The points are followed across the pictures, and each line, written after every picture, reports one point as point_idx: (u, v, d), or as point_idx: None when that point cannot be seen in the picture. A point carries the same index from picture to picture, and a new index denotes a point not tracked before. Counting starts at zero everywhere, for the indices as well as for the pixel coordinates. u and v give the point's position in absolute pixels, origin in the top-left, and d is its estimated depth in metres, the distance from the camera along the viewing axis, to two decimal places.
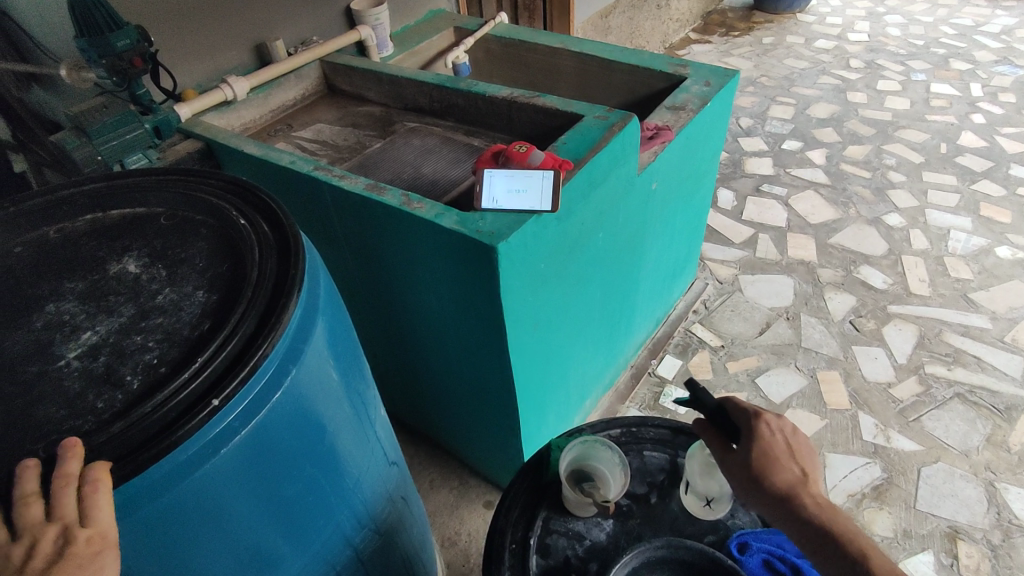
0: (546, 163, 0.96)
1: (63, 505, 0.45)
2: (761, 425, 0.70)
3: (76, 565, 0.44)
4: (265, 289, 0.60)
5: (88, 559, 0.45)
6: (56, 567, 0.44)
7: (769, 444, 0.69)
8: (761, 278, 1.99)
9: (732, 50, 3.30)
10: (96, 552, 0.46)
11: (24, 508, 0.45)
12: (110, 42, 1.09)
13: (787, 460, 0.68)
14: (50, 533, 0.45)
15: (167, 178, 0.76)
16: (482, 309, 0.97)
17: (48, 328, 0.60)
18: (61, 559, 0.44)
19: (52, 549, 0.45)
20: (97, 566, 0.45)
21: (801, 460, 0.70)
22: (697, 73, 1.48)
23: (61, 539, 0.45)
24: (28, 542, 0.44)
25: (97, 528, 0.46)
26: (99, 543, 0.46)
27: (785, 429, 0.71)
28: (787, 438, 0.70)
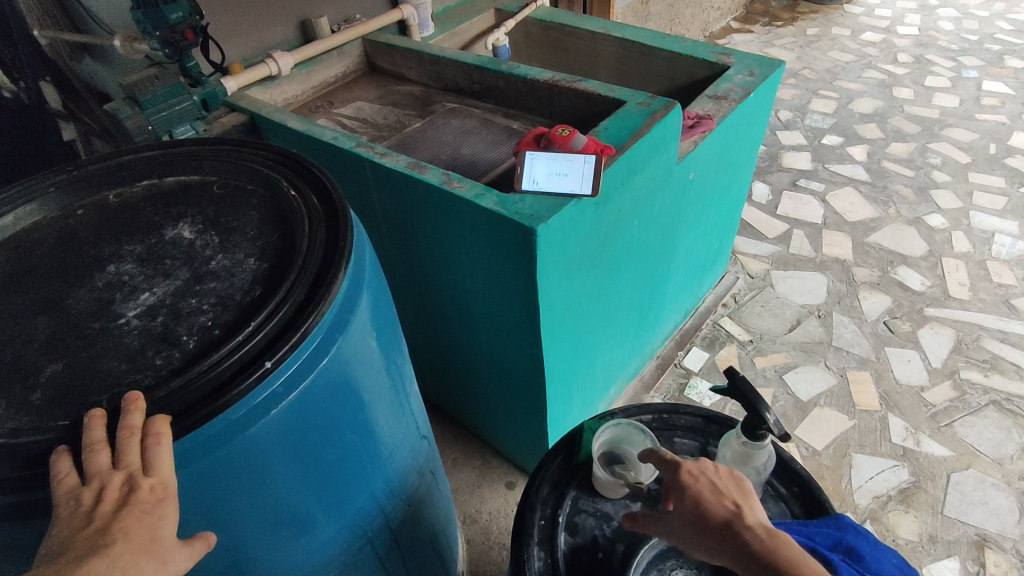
0: (588, 147, 0.95)
1: (128, 454, 0.48)
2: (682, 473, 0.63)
3: (141, 510, 0.47)
4: (315, 259, 0.62)
5: (151, 507, 0.48)
6: (122, 512, 0.47)
7: (694, 490, 0.62)
8: (794, 274, 1.96)
9: (774, 41, 3.22)
10: (158, 501, 0.48)
11: (91, 455, 0.47)
12: (164, 14, 1.11)
13: (716, 498, 0.61)
14: (117, 480, 0.47)
15: (219, 148, 0.78)
16: (517, 290, 0.97)
17: (109, 288, 0.62)
18: (127, 505, 0.47)
19: (119, 495, 0.47)
20: (159, 514, 0.48)
21: (735, 494, 0.61)
22: (741, 62, 1.46)
23: (126, 487, 0.48)
24: (96, 486, 0.47)
25: (159, 478, 0.48)
26: (160, 492, 0.48)
27: (708, 469, 0.64)
28: (717, 480, 0.63)
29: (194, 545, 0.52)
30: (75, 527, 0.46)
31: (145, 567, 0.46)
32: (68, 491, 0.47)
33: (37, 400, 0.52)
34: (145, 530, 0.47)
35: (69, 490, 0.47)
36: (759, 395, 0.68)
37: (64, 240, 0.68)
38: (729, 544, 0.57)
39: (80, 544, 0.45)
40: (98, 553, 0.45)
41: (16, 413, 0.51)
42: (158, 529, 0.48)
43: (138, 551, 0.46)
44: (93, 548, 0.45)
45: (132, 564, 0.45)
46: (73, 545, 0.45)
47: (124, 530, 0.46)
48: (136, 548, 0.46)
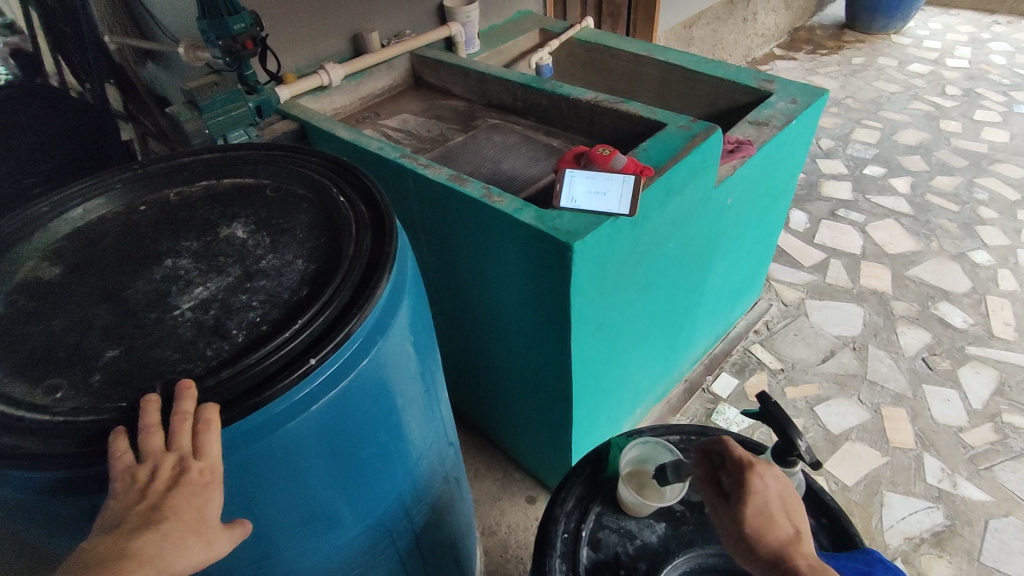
0: (627, 167, 0.96)
1: (180, 438, 0.50)
2: (756, 477, 0.63)
3: (190, 492, 0.50)
4: (360, 264, 0.64)
5: (199, 488, 0.50)
6: (173, 491, 0.49)
7: (762, 500, 0.62)
8: (830, 305, 1.93)
9: (817, 69, 3.19)
10: (205, 483, 0.51)
11: (146, 437, 0.50)
12: (226, 25, 1.17)
13: (781, 517, 0.62)
14: (168, 461, 0.50)
15: (274, 153, 0.82)
16: (549, 304, 0.99)
17: (166, 281, 0.66)
18: (178, 485, 0.50)
19: (170, 475, 0.50)
20: (206, 496, 0.51)
21: (793, 515, 0.63)
22: (784, 89, 1.46)
23: (176, 469, 0.50)
24: (150, 465, 0.50)
25: (208, 462, 0.51)
26: (209, 475, 0.51)
27: (778, 481, 0.64)
28: (780, 495, 0.63)
29: (234, 530, 0.55)
30: (129, 501, 0.49)
31: (192, 545, 0.50)
32: (124, 468, 0.49)
33: (95, 382, 0.56)
34: (193, 511, 0.50)
35: (124, 468, 0.49)
36: (793, 423, 0.67)
37: (126, 234, 0.72)
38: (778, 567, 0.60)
39: (133, 517, 0.48)
40: (152, 526, 0.48)
41: (76, 393, 0.55)
42: (204, 511, 0.51)
43: (187, 529, 0.50)
44: (146, 522, 0.48)
45: (181, 538, 0.49)
46: (129, 517, 0.48)
47: (175, 508, 0.49)
48: (184, 526, 0.49)
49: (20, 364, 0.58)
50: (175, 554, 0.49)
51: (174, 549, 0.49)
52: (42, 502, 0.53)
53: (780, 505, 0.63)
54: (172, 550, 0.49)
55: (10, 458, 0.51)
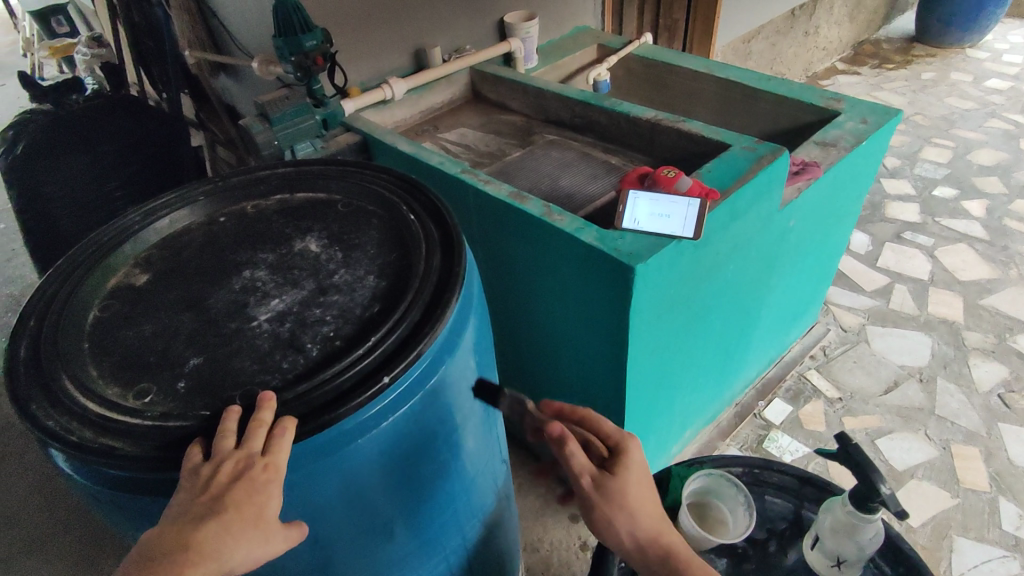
0: (692, 190, 0.94)
1: (250, 438, 0.52)
2: (634, 447, 0.65)
3: (252, 486, 0.50)
4: (431, 283, 0.65)
5: (261, 484, 0.51)
6: (236, 484, 0.50)
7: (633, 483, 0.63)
8: (893, 332, 1.85)
9: (884, 84, 3.08)
10: (268, 481, 0.51)
11: (221, 440, 0.52)
12: (300, 41, 1.21)
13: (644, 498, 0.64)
14: (237, 456, 0.51)
15: (346, 169, 0.84)
16: (607, 325, 0.98)
17: (244, 292, 0.68)
18: (242, 480, 0.50)
19: (235, 470, 0.51)
20: (266, 493, 0.51)
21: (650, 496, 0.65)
22: (853, 109, 1.41)
23: (242, 464, 0.51)
24: (217, 462, 0.51)
25: (273, 458, 0.51)
26: (272, 471, 0.51)
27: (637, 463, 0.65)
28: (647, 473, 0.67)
29: (292, 529, 0.55)
30: (195, 490, 0.50)
31: (251, 539, 0.51)
32: (192, 467, 0.51)
33: (181, 389, 0.58)
34: (254, 506, 0.50)
35: (192, 465, 0.51)
36: (874, 466, 0.63)
37: (208, 244, 0.76)
38: (658, 548, 0.63)
39: (197, 508, 0.49)
40: (213, 517, 0.49)
41: (165, 398, 0.57)
42: (264, 508, 0.51)
43: (246, 523, 0.50)
44: (209, 512, 0.49)
45: (241, 533, 0.50)
46: (194, 507, 0.49)
47: (235, 501, 0.50)
48: (244, 520, 0.50)
49: (111, 369, 0.61)
50: (235, 548, 0.50)
51: (235, 543, 0.50)
52: (130, 501, 0.56)
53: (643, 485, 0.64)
54: (233, 544, 0.49)
55: (105, 458, 0.53)
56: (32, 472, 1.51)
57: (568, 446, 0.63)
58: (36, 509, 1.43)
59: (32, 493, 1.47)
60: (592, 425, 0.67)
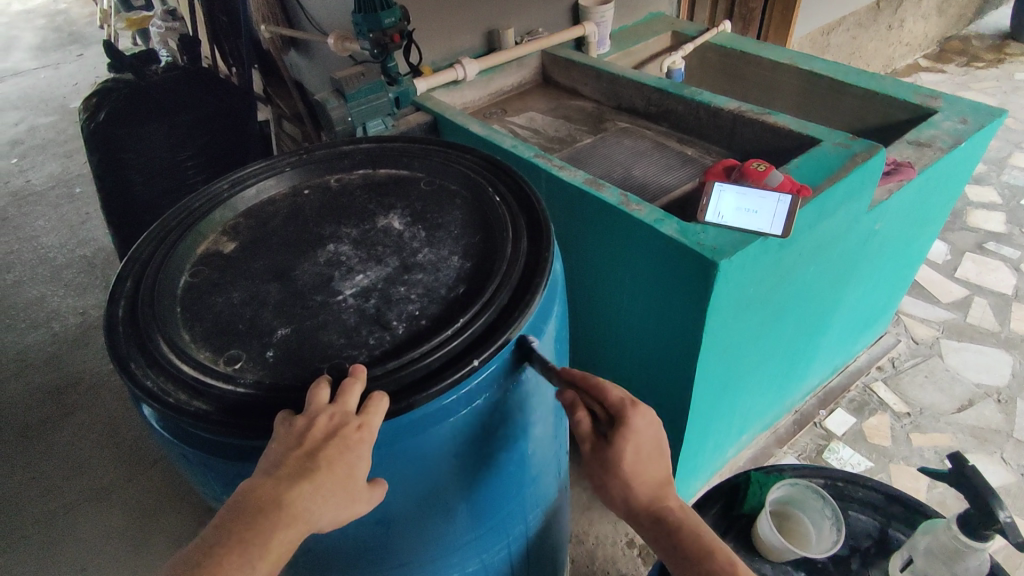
0: (784, 186, 0.90)
1: (346, 395, 0.52)
2: (636, 417, 0.60)
3: (345, 445, 0.50)
4: (518, 268, 0.64)
5: (353, 443, 0.51)
6: (329, 442, 0.50)
7: (640, 440, 0.60)
8: (970, 348, 1.76)
9: (972, 83, 2.89)
10: (358, 442, 0.51)
11: (316, 392, 0.52)
12: (379, 19, 1.21)
13: (647, 458, 0.62)
14: (331, 412, 0.51)
15: (429, 147, 0.83)
16: (681, 321, 0.95)
17: (329, 265, 0.68)
18: (336, 437, 0.50)
19: (330, 426, 0.51)
20: (356, 453, 0.51)
21: (651, 453, 0.62)
22: (952, 108, 1.33)
23: (337, 420, 0.51)
24: (313, 416, 0.51)
25: (366, 419, 0.52)
26: (365, 431, 0.51)
27: (647, 422, 0.61)
28: (655, 438, 0.62)
29: (373, 490, 0.56)
30: (290, 444, 0.50)
31: (338, 498, 0.51)
32: (284, 418, 0.52)
33: (270, 358, 0.59)
34: (344, 466, 0.51)
35: (285, 417, 0.52)
36: (995, 492, 0.64)
37: (293, 216, 0.76)
38: (652, 517, 0.62)
39: (291, 463, 0.49)
40: (306, 477, 0.49)
41: (254, 366, 0.58)
42: (354, 469, 0.51)
43: (336, 484, 0.51)
44: (302, 471, 0.49)
45: (330, 492, 0.50)
46: (288, 461, 0.49)
47: (328, 460, 0.50)
48: (335, 480, 0.50)
49: (201, 334, 0.62)
50: (323, 508, 0.50)
51: (324, 502, 0.50)
52: (222, 465, 0.57)
53: (649, 444, 0.61)
54: (320, 504, 0.50)
55: (198, 421, 0.53)
56: (101, 425, 1.60)
57: (573, 414, 0.61)
58: (106, 459, 1.52)
59: (102, 447, 1.55)
60: (595, 391, 0.60)
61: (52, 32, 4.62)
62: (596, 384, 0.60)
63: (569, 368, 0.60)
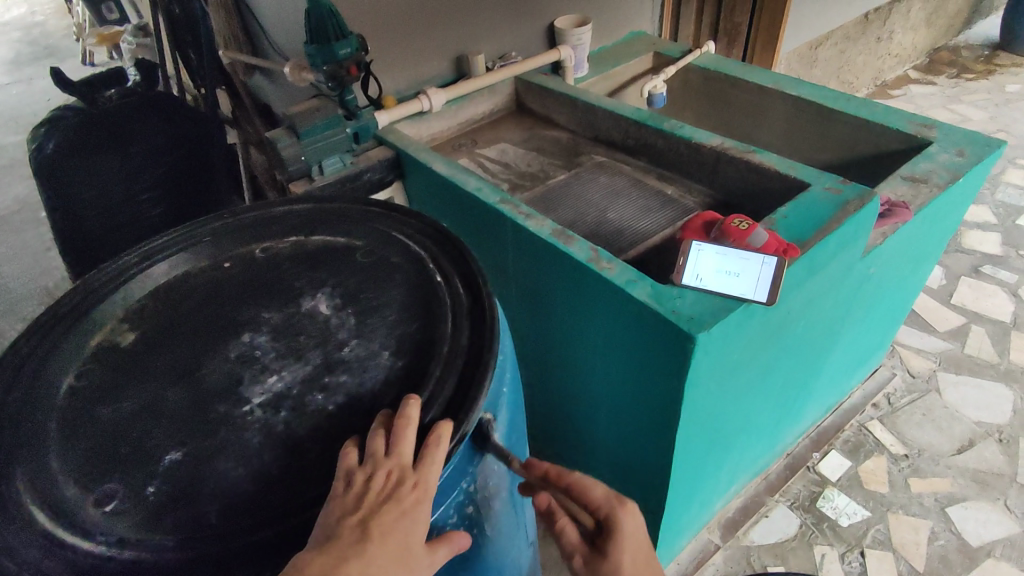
0: (768, 246, 0.81)
1: (402, 443, 0.47)
2: (625, 518, 0.59)
3: (401, 508, 0.45)
4: (455, 371, 0.54)
5: (410, 505, 0.45)
6: (383, 509, 0.44)
7: (632, 542, 0.59)
8: (968, 382, 1.68)
9: (962, 96, 2.82)
10: (416, 503, 0.46)
11: (372, 440, 0.47)
12: (333, 49, 1.11)
13: (645, 564, 0.60)
14: (389, 466, 0.46)
15: (369, 210, 0.73)
16: (656, 391, 0.87)
17: (240, 363, 0.58)
18: (392, 501, 0.45)
19: (385, 485, 0.45)
20: (413, 519, 0.45)
21: (645, 553, 0.61)
22: (947, 138, 1.24)
23: (394, 477, 0.46)
24: (370, 471, 0.46)
25: (424, 476, 0.46)
26: (422, 491, 0.46)
27: (636, 523, 0.60)
28: (647, 540, 0.61)
29: (437, 549, 0.50)
30: (343, 511, 0.44)
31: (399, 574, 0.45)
32: (347, 468, 0.46)
33: (148, 496, 0.49)
34: (400, 536, 0.45)
35: (348, 468, 0.46)
36: None
37: (210, 297, 0.65)
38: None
39: (346, 534, 0.43)
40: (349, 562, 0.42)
41: (129, 510, 0.48)
42: (410, 537, 0.45)
43: (393, 555, 0.44)
44: (352, 548, 0.42)
45: (385, 569, 0.43)
46: (341, 533, 0.43)
47: (381, 530, 0.44)
48: (391, 554, 0.44)
49: (74, 462, 0.51)
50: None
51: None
52: None
53: (643, 545, 0.60)
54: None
55: None
56: None
57: (556, 520, 0.63)
58: None
59: None
60: (576, 493, 0.60)
61: (26, 46, 4.51)
62: (575, 489, 0.60)
63: (539, 465, 0.60)
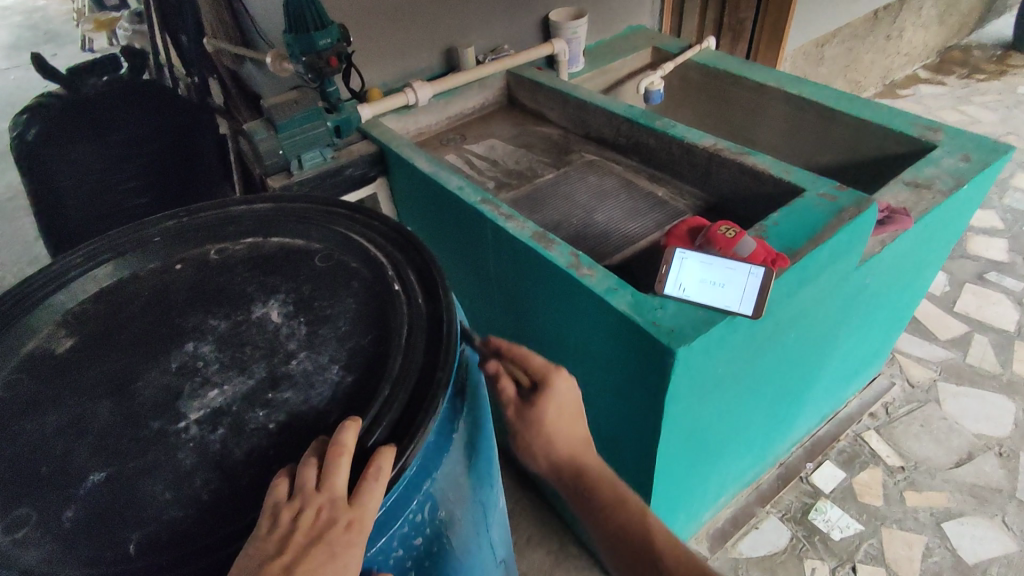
0: (756, 256, 0.76)
1: (334, 477, 0.43)
2: (559, 380, 0.66)
3: (332, 551, 0.43)
4: (405, 390, 0.51)
5: (342, 546, 0.43)
6: (313, 549, 0.42)
7: (561, 400, 0.67)
8: (968, 393, 1.63)
9: (973, 97, 2.76)
10: (349, 542, 0.43)
11: (303, 471, 0.44)
12: (312, 40, 1.07)
13: (567, 420, 0.69)
14: (320, 501, 0.43)
15: (330, 211, 0.69)
16: (637, 404, 0.83)
17: (181, 374, 0.55)
18: (322, 543, 0.42)
19: (315, 524, 0.43)
20: (345, 559, 0.43)
21: (569, 412, 0.69)
22: (953, 142, 1.19)
23: (325, 513, 0.43)
24: (299, 507, 0.42)
25: (359, 513, 0.44)
26: (355, 531, 0.43)
27: (567, 390, 0.67)
28: (574, 401, 0.69)
29: None
30: (265, 555, 0.41)
31: None
32: (275, 502, 0.43)
33: (65, 522, 0.46)
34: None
35: (275, 503, 0.43)
36: None
37: (154, 302, 0.62)
38: (572, 467, 0.71)
39: None
40: None
41: (44, 537, 0.45)
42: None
43: None
44: None
45: None
46: None
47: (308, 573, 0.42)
48: None
49: None
50: None
51: None
52: None
53: (572, 405, 0.68)
54: None
55: None
56: None
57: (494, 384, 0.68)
58: None
59: None
60: (518, 360, 0.66)
61: (25, 31, 4.47)
62: (519, 353, 0.66)
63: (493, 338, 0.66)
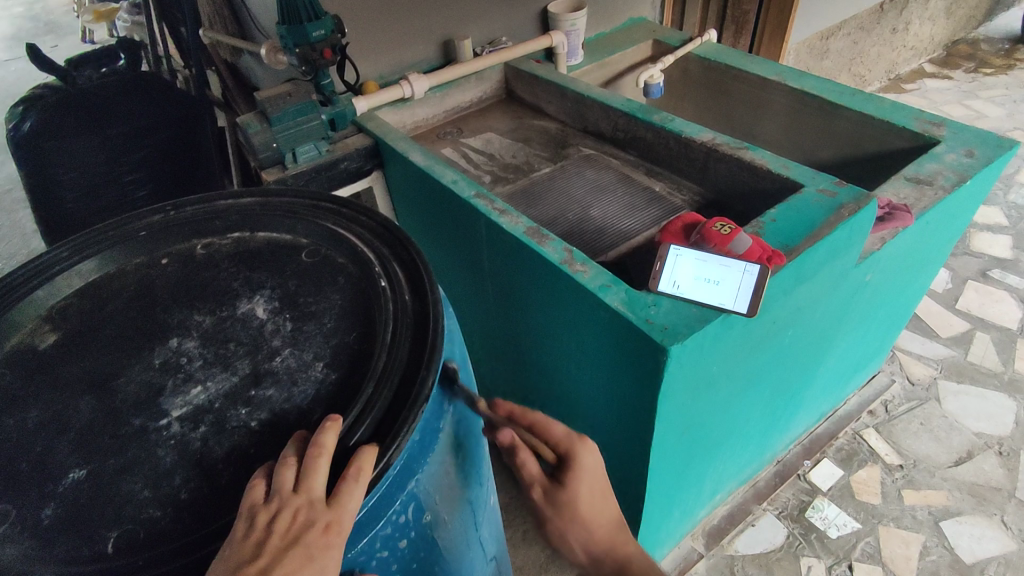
0: (751, 253, 0.75)
1: (312, 479, 0.43)
2: (584, 452, 0.63)
3: (309, 553, 0.42)
4: (389, 388, 0.50)
5: (319, 549, 0.42)
6: (290, 552, 0.41)
7: (590, 477, 0.63)
8: (969, 391, 1.62)
9: (979, 91, 2.72)
10: (328, 544, 0.43)
11: (281, 472, 0.43)
12: (306, 31, 1.06)
13: (598, 498, 0.64)
14: (297, 503, 0.42)
15: (318, 205, 0.68)
16: (630, 401, 0.82)
17: (164, 370, 0.54)
18: (298, 546, 0.41)
19: (291, 527, 0.42)
20: (323, 562, 0.43)
21: (598, 491, 0.64)
22: (956, 137, 1.17)
23: (303, 514, 0.42)
24: (275, 510, 0.42)
25: (337, 515, 0.43)
26: (334, 533, 0.43)
27: (594, 462, 0.63)
28: (603, 475, 0.64)
29: None
30: (239, 559, 0.41)
31: None
32: (251, 504, 0.43)
33: (43, 520, 0.45)
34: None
35: (251, 505, 0.42)
36: None
37: (138, 297, 0.61)
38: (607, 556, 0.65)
39: None
40: None
41: (21, 535, 0.45)
42: None
43: None
44: None
45: None
46: None
47: None
48: None
49: None
50: None
51: None
52: None
53: (599, 480, 0.64)
54: None
55: None
56: None
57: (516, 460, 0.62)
58: None
59: None
60: (539, 431, 0.63)
61: (27, 22, 4.46)
62: (539, 423, 0.63)
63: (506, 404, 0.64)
